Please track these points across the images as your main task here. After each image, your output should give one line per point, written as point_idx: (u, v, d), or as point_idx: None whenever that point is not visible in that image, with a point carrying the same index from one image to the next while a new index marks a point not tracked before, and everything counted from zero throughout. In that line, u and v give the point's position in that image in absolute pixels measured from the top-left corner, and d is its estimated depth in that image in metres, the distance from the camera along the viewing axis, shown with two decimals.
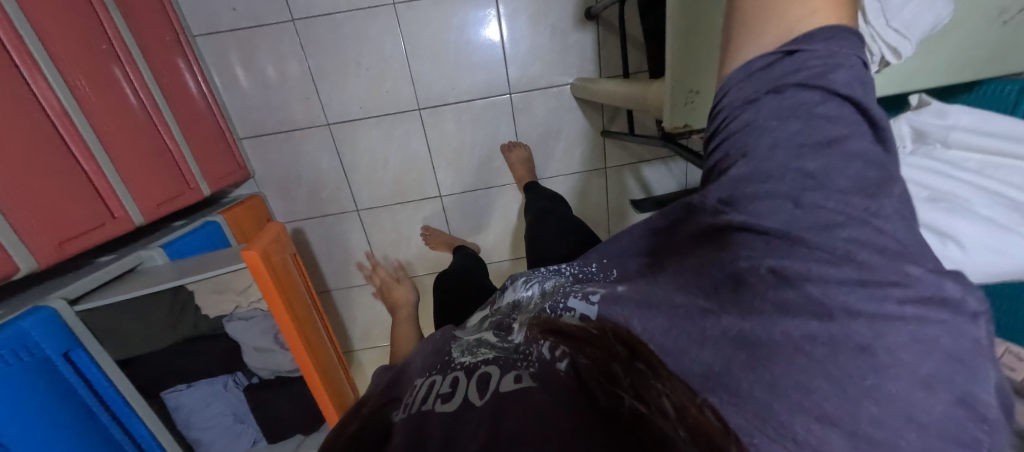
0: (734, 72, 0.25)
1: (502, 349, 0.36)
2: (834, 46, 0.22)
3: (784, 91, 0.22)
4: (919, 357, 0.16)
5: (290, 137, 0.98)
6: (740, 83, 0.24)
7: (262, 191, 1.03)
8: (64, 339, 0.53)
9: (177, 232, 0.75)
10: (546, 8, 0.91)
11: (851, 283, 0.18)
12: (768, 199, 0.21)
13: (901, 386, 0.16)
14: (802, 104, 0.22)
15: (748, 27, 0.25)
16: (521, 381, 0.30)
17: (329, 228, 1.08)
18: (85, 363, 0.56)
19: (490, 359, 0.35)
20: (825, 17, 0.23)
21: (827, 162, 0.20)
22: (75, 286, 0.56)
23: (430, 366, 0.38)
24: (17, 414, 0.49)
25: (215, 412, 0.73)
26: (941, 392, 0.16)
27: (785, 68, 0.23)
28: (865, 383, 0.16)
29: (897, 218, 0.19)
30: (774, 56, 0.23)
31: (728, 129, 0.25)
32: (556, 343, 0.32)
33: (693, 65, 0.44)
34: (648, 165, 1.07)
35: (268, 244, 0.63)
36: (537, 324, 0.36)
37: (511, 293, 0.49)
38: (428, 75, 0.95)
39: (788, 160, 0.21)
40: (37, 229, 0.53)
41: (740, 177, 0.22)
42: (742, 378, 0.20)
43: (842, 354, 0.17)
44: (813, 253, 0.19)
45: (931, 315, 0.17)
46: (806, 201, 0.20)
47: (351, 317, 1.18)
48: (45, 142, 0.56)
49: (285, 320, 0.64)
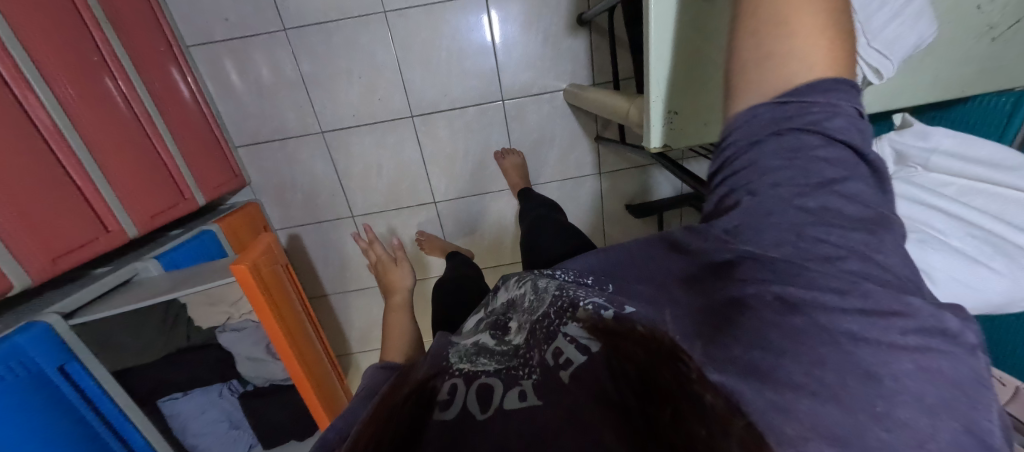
0: (739, 114, 0.27)
1: (503, 357, 0.35)
2: (834, 99, 0.24)
3: (785, 134, 0.25)
4: (926, 383, 0.18)
5: (284, 145, 0.99)
6: (745, 123, 0.26)
7: (258, 198, 1.04)
8: (59, 353, 0.54)
9: (173, 242, 0.76)
10: (537, 14, 0.90)
11: (855, 312, 0.20)
12: (772, 233, 0.24)
13: (908, 413, 0.17)
14: (801, 147, 0.24)
15: (751, 73, 0.26)
16: (524, 397, 0.28)
17: (325, 234, 1.09)
18: (79, 375, 0.57)
19: (490, 368, 0.33)
20: (822, 70, 0.25)
21: (825, 202, 0.23)
22: (70, 300, 0.57)
23: (427, 368, 0.36)
24: (13, 426, 0.50)
25: (210, 419, 0.74)
26: (946, 419, 0.17)
27: (785, 114, 0.25)
28: (875, 409, 0.17)
29: (892, 251, 0.22)
30: (773, 104, 0.25)
31: (732, 166, 0.27)
32: (562, 352, 0.30)
33: (676, 83, 0.44)
34: (643, 170, 1.07)
35: (258, 257, 0.64)
36: (538, 332, 0.35)
37: (502, 295, 0.48)
38: (420, 82, 0.95)
39: (790, 198, 0.24)
40: (32, 247, 0.55)
41: (749, 210, 0.25)
42: (753, 401, 0.19)
43: (851, 381, 0.18)
44: (818, 282, 0.21)
45: (933, 343, 0.19)
46: (807, 235, 0.23)
47: (348, 321, 1.20)
48: (37, 159, 0.57)
49: (275, 331, 0.66)
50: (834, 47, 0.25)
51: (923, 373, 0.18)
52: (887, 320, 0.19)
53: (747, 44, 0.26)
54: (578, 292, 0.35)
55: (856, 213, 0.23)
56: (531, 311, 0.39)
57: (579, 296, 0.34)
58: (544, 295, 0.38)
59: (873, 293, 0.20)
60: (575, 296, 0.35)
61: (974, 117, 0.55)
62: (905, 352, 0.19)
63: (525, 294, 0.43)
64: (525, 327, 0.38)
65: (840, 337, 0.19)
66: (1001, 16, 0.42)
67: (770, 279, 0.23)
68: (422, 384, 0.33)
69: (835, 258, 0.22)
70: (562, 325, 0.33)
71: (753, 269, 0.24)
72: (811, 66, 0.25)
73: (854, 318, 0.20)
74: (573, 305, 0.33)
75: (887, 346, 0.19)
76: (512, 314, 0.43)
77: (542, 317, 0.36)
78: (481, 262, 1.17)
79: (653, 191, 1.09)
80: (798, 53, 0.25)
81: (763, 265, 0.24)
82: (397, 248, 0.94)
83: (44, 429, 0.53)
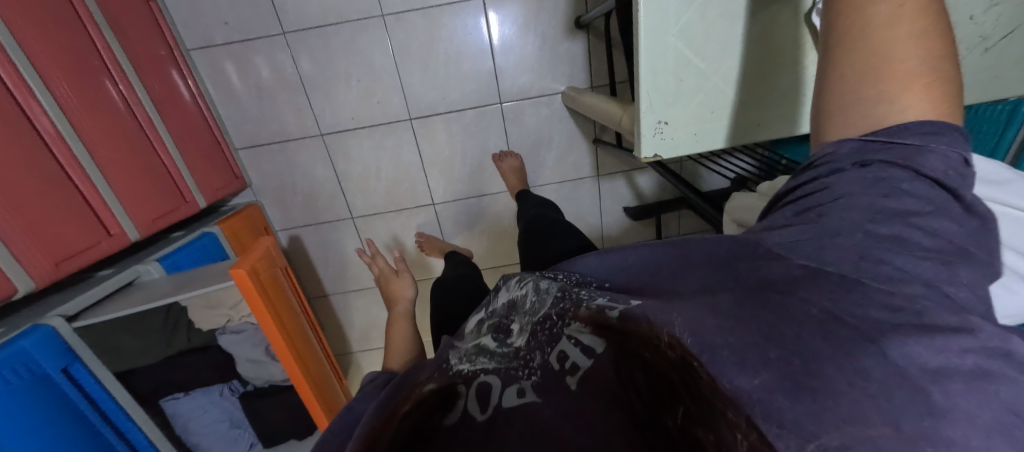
0: (830, 144, 0.28)
1: (502, 356, 0.35)
2: (930, 141, 0.25)
3: (871, 166, 0.25)
4: (977, 403, 0.17)
5: (283, 148, 1.00)
6: (834, 151, 0.28)
7: (259, 199, 1.05)
8: (63, 357, 0.55)
9: (175, 244, 0.77)
10: (535, 18, 0.91)
11: (913, 330, 0.20)
12: (836, 250, 0.24)
13: (958, 431, 0.16)
14: (886, 178, 0.25)
15: (845, 116, 0.28)
16: (525, 395, 0.30)
17: (325, 236, 1.10)
18: (84, 377, 0.59)
19: (490, 367, 0.33)
20: (920, 113, 0.26)
21: (898, 231, 0.23)
22: (72, 304, 0.58)
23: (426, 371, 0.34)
24: (17, 429, 0.51)
25: (212, 419, 0.76)
26: (999, 442, 0.16)
27: (880, 146, 0.26)
28: (922, 424, 0.17)
29: (965, 287, 0.22)
30: (861, 141, 0.27)
31: (811, 187, 0.28)
32: (566, 356, 0.32)
33: (669, 91, 0.43)
34: (642, 172, 1.07)
35: (256, 261, 0.65)
36: (540, 334, 0.36)
37: (502, 296, 0.46)
38: (418, 85, 0.96)
39: (862, 220, 0.24)
40: (36, 251, 0.56)
41: (815, 231, 0.25)
42: (788, 408, 0.20)
43: (899, 393, 0.18)
44: (878, 299, 0.21)
45: (991, 369, 0.18)
46: (872, 255, 0.23)
47: (349, 321, 1.21)
48: (38, 163, 0.58)
49: (274, 334, 0.67)
50: (931, 93, 0.26)
51: (977, 393, 0.18)
52: (947, 337, 0.19)
53: (838, 90, 0.28)
54: (583, 294, 0.35)
55: (930, 245, 0.23)
56: (534, 313, 0.39)
57: (584, 298, 0.34)
58: (549, 297, 0.39)
59: (935, 312, 0.20)
60: (580, 297, 0.35)
61: (972, 125, 0.55)
62: (964, 369, 0.18)
63: (527, 294, 0.42)
64: (527, 328, 0.38)
65: (888, 350, 0.19)
66: (993, 28, 0.42)
67: (823, 293, 0.23)
68: (420, 384, 0.32)
69: (900, 280, 0.22)
70: (566, 328, 0.34)
71: (817, 277, 0.23)
72: (908, 110, 0.26)
73: (910, 331, 0.20)
74: (577, 307, 0.34)
75: (948, 364, 0.18)
76: (512, 314, 0.43)
77: (545, 319, 0.37)
78: (481, 262, 1.17)
79: (652, 194, 1.10)
80: (893, 98, 0.26)
81: (818, 280, 0.23)
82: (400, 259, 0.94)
83: (54, 429, 0.55)
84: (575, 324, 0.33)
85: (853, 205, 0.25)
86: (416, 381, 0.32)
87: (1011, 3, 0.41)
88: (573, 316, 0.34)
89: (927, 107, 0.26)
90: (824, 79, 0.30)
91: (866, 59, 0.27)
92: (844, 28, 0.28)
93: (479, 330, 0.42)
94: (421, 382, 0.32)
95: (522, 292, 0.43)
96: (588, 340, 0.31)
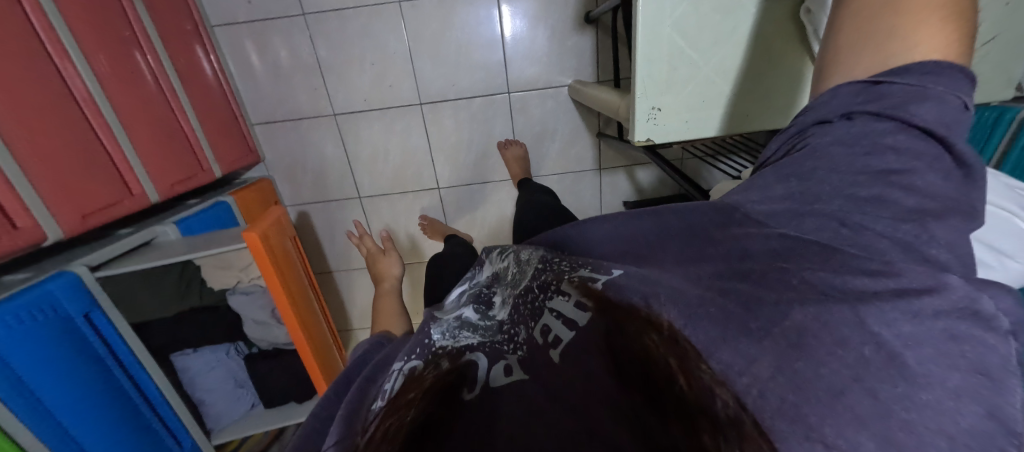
0: (825, 94, 0.29)
1: (486, 332, 0.37)
2: (928, 82, 0.25)
3: (855, 119, 0.26)
4: (947, 367, 0.17)
5: (297, 126, 1.04)
6: (827, 102, 0.28)
7: (271, 175, 1.09)
8: (86, 302, 0.59)
9: (190, 210, 0.81)
10: (546, 10, 0.93)
11: (888, 293, 0.20)
12: (814, 218, 0.25)
13: (931, 395, 0.17)
14: (871, 132, 0.25)
15: (858, 54, 0.28)
16: (512, 373, 0.31)
17: (332, 213, 1.13)
18: (103, 324, 0.62)
19: (474, 344, 0.35)
20: (928, 48, 0.26)
21: (881, 192, 0.24)
22: (97, 254, 0.62)
23: (410, 349, 0.35)
24: (47, 368, 0.55)
25: (217, 376, 0.81)
26: (969, 403, 0.17)
27: (871, 94, 0.26)
28: (896, 390, 0.17)
29: (949, 249, 0.22)
30: (863, 83, 0.27)
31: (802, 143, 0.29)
32: (547, 328, 0.32)
33: (664, 79, 0.45)
34: (642, 168, 1.10)
35: (268, 227, 0.69)
36: (524, 310, 0.36)
37: (486, 268, 0.48)
38: (429, 72, 0.99)
39: (843, 187, 0.25)
40: (65, 204, 0.60)
41: (794, 196, 0.26)
42: (766, 373, 0.20)
43: (873, 365, 0.18)
44: (843, 267, 0.22)
45: (967, 329, 0.18)
46: (852, 222, 0.23)
47: (351, 298, 1.25)
48: (71, 122, 0.62)
49: (281, 298, 0.70)
50: (946, 31, 0.26)
51: (946, 356, 0.18)
52: (920, 299, 0.19)
53: (850, 30, 0.29)
54: (564, 266, 0.35)
55: (914, 205, 0.23)
56: (517, 286, 0.40)
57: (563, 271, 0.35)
58: (529, 269, 0.39)
59: (909, 271, 0.20)
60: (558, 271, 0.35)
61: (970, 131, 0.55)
62: (934, 333, 0.18)
63: (508, 266, 0.44)
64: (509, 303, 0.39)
65: (868, 318, 0.19)
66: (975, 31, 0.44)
67: (803, 261, 0.23)
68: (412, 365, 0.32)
69: (877, 245, 0.23)
70: (548, 301, 0.34)
71: (797, 249, 0.24)
72: (916, 45, 0.26)
73: (888, 298, 0.20)
74: (559, 281, 0.34)
75: (924, 327, 0.18)
76: (496, 287, 0.44)
77: (527, 291, 0.37)
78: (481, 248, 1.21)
79: (652, 189, 1.12)
80: (904, 34, 0.27)
81: (802, 252, 0.24)
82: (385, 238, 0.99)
83: (75, 380, 0.58)
84: (557, 297, 0.33)
85: (829, 163, 0.26)
86: (408, 363, 0.33)
87: (994, 10, 0.43)
88: (553, 289, 0.34)
89: (942, 47, 0.26)
90: (842, 21, 0.30)
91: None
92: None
93: (464, 303, 0.43)
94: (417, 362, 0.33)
95: (506, 265, 0.44)
96: (571, 313, 0.31)
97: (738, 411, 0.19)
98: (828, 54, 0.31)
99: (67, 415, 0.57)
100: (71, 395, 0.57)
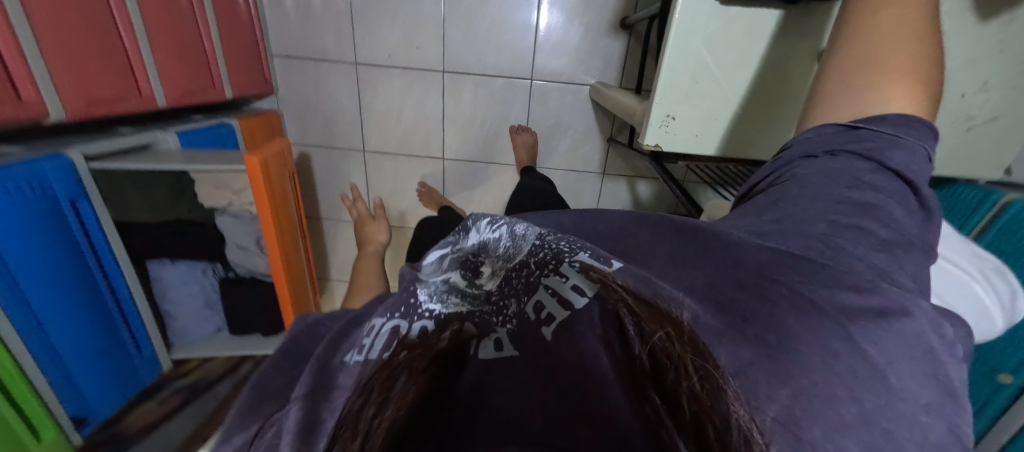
0: (808, 132, 0.31)
1: (470, 299, 0.28)
2: (900, 132, 0.27)
3: (839, 156, 0.28)
4: (920, 386, 0.19)
5: (317, 66, 1.03)
6: (811, 139, 0.30)
7: (280, 109, 1.08)
8: (73, 188, 0.59)
9: (195, 125, 0.80)
10: (585, 7, 0.94)
11: (872, 313, 0.21)
12: (802, 238, 0.25)
13: (905, 408, 0.19)
14: (852, 169, 0.27)
15: (838, 101, 0.31)
16: (502, 348, 0.27)
17: (333, 161, 1.13)
18: (87, 214, 0.62)
19: (462, 315, 0.27)
20: (899, 106, 0.28)
21: (857, 221, 0.25)
22: (96, 146, 0.62)
23: (387, 304, 0.26)
24: (24, 244, 0.54)
25: (190, 292, 0.82)
26: (935, 419, 0.19)
27: (843, 139, 0.29)
28: (878, 401, 0.19)
29: (921, 279, 0.24)
30: (843, 127, 0.29)
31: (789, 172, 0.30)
32: (541, 304, 0.28)
33: (686, 88, 0.47)
34: (643, 181, 1.12)
35: (270, 156, 0.69)
36: (518, 280, 0.29)
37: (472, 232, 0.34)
38: (458, 42, 0.99)
39: (825, 212, 0.26)
40: (73, 88, 0.59)
41: (782, 220, 0.27)
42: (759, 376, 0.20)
43: (860, 375, 0.19)
44: (838, 284, 0.22)
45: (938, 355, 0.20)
46: (833, 244, 0.24)
47: (334, 248, 1.25)
48: (95, 8, 0.61)
49: (270, 228, 0.71)
50: (915, 90, 0.29)
51: (919, 374, 0.19)
52: (898, 321, 0.20)
53: (834, 78, 0.31)
54: (561, 243, 0.27)
55: (885, 236, 0.24)
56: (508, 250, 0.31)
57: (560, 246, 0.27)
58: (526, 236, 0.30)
59: (890, 294, 0.21)
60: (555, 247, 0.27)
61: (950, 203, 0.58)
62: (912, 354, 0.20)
63: (500, 238, 0.30)
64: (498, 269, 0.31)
65: (856, 335, 0.20)
66: (980, 109, 0.46)
67: (796, 273, 0.23)
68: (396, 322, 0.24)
69: (857, 264, 0.23)
70: (543, 277, 0.28)
71: (790, 259, 0.24)
72: (891, 99, 0.29)
73: (869, 319, 0.21)
74: (557, 260, 0.27)
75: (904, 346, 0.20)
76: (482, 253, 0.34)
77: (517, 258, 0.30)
78: None
79: (648, 204, 1.15)
80: (880, 89, 0.29)
81: (792, 262, 0.24)
82: (377, 206, 0.99)
83: (52, 263, 0.58)
84: (561, 272, 0.27)
85: (813, 191, 0.27)
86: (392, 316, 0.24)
87: (1001, 92, 0.45)
88: (555, 266, 0.27)
89: (911, 104, 0.28)
90: (829, 65, 0.32)
91: (867, 51, 0.30)
92: (853, 21, 0.31)
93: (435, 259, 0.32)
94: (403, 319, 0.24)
95: (494, 236, 0.31)
96: (568, 294, 0.27)
97: (748, 421, 0.19)
98: (812, 96, 0.33)
99: (36, 292, 0.56)
100: (42, 278, 0.57)
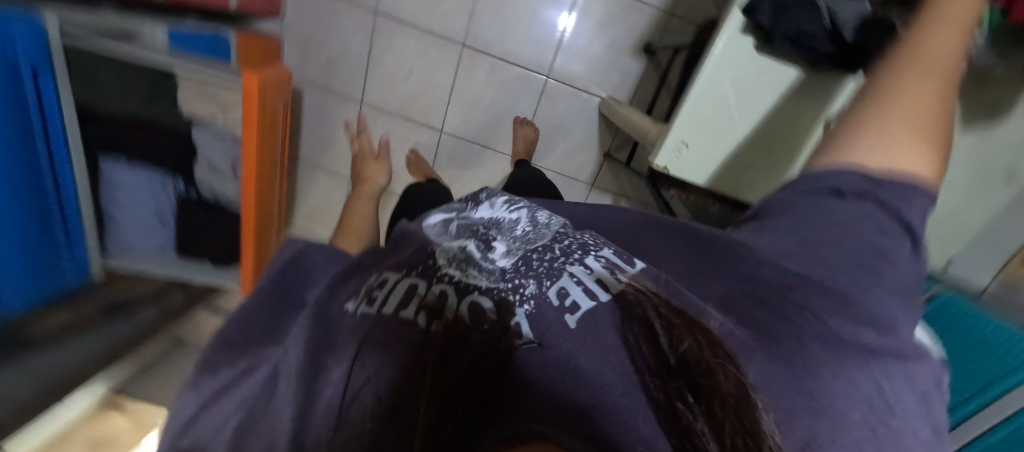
0: (832, 174, 0.30)
1: (489, 273, 0.30)
2: (912, 184, 0.28)
3: (847, 199, 0.29)
4: (910, 416, 0.22)
5: (332, 3, 0.98)
6: (837, 178, 0.30)
7: (282, 36, 1.02)
8: (38, 53, 0.52)
9: (189, 25, 0.74)
10: (615, 21, 0.96)
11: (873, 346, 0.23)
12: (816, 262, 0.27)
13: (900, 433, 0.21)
14: (865, 205, 0.29)
15: (868, 150, 0.30)
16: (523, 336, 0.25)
17: (326, 105, 1.08)
18: (46, 86, 0.55)
19: (483, 288, 0.28)
20: (920, 169, 0.29)
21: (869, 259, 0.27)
22: (75, 14, 0.55)
23: (409, 260, 0.32)
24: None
25: (143, 202, 0.74)
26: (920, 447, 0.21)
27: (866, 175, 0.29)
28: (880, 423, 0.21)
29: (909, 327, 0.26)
30: (866, 176, 0.29)
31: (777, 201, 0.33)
32: (564, 290, 0.27)
33: (705, 121, 0.49)
34: (627, 201, 1.16)
35: (269, 81, 0.65)
36: (534, 265, 0.30)
37: (484, 211, 0.41)
38: (484, 21, 0.98)
39: (838, 239, 0.28)
40: None
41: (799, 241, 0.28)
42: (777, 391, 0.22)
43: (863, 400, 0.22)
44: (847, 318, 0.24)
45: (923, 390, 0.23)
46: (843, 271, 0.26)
47: (305, 194, 1.19)
48: None
49: (251, 156, 0.66)
50: (932, 158, 0.29)
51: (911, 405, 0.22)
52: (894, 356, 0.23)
53: (870, 128, 0.30)
54: (587, 239, 0.31)
55: (889, 277, 0.27)
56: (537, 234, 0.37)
57: (583, 243, 0.31)
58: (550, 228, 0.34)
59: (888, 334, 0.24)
60: (572, 242, 0.31)
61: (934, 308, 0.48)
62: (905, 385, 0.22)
63: (516, 221, 0.36)
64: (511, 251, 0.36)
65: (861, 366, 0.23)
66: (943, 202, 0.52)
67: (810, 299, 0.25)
68: (412, 281, 0.29)
69: (864, 301, 0.25)
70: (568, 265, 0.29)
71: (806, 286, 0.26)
72: (915, 161, 0.29)
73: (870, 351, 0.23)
74: (583, 252, 0.30)
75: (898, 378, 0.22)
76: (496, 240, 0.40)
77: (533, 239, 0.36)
78: None
79: None
80: (909, 148, 0.29)
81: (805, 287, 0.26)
82: (383, 144, 0.95)
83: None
84: (578, 264, 0.29)
85: (825, 222, 0.29)
86: (406, 276, 0.29)
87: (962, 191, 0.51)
88: (574, 258, 0.29)
89: (928, 170, 0.29)
90: (864, 114, 0.31)
91: (905, 111, 0.29)
92: (897, 78, 0.31)
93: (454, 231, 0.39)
94: (421, 278, 0.29)
95: (511, 219, 0.37)
96: (593, 286, 0.27)
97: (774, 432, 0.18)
98: (839, 140, 0.32)
99: None
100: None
